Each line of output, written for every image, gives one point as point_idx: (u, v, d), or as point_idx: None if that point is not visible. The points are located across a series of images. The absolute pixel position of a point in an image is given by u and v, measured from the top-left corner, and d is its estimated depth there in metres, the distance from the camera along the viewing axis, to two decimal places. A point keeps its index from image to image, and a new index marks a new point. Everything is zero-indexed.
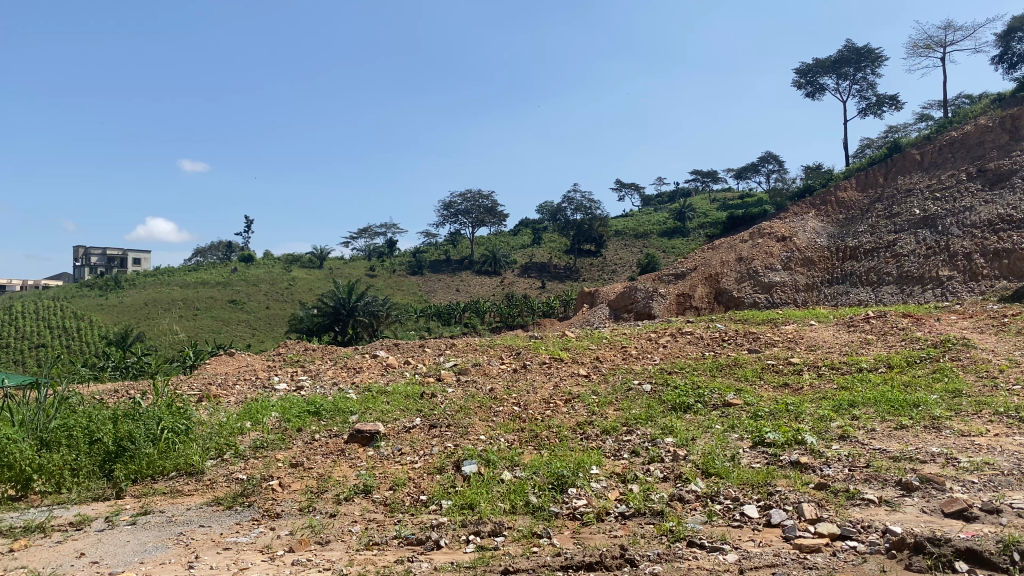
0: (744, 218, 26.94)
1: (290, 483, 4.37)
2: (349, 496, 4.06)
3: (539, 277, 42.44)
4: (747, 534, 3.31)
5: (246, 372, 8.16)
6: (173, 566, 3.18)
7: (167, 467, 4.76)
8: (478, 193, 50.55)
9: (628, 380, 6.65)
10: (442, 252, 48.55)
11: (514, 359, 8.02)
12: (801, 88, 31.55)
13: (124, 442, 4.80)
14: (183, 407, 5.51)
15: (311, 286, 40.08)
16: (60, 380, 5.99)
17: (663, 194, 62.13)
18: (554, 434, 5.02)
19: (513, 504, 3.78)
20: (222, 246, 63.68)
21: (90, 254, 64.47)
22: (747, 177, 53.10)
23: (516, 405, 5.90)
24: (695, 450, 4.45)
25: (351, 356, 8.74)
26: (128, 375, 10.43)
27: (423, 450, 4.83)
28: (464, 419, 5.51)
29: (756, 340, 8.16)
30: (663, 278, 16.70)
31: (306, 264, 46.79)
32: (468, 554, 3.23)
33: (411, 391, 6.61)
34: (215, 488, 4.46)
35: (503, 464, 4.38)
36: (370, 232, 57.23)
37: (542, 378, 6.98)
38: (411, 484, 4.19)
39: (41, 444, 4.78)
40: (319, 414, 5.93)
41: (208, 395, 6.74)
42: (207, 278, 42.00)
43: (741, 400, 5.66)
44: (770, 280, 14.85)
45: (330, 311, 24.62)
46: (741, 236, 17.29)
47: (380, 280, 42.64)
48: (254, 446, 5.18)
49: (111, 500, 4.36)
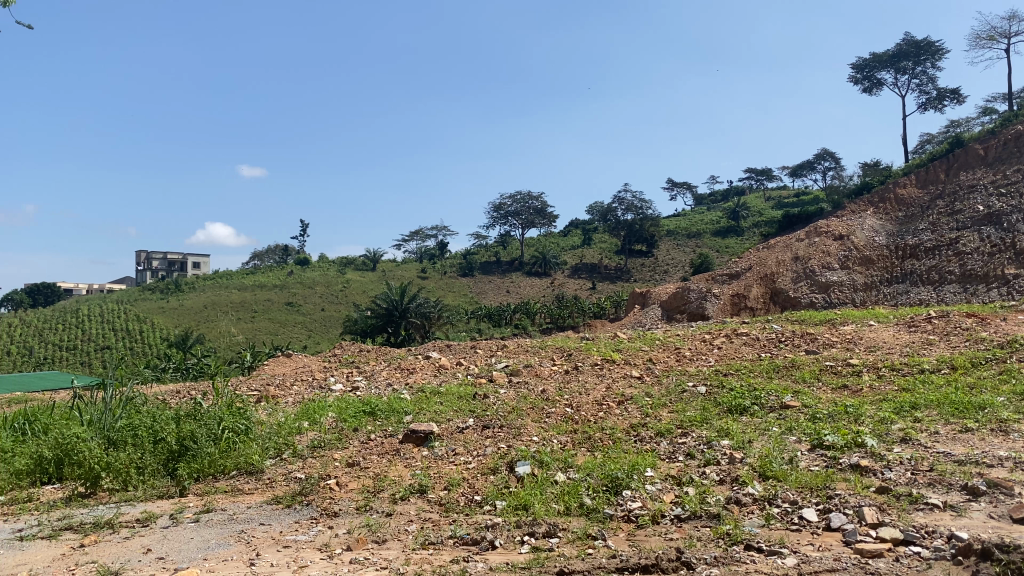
0: (801, 217, 26.48)
1: (346, 483, 4.43)
2: (404, 495, 4.10)
3: (589, 278, 42.33)
4: (806, 538, 3.26)
5: (304, 372, 8.32)
6: (236, 562, 3.25)
7: (228, 466, 4.86)
8: (528, 195, 50.67)
9: (682, 381, 6.64)
10: (492, 253, 48.72)
11: (566, 359, 8.05)
12: (857, 84, 30.88)
13: (187, 442, 4.93)
14: (242, 407, 5.62)
15: (364, 288, 40.60)
16: (124, 381, 6.19)
17: (716, 192, 61.41)
18: (608, 435, 5.01)
19: (567, 505, 3.78)
20: (278, 250, 65.18)
21: (151, 258, 66.96)
22: (803, 175, 52.15)
23: (568, 406, 5.91)
24: (752, 452, 4.39)
25: (405, 357, 8.86)
26: (189, 376, 10.74)
27: (476, 451, 4.86)
28: (517, 420, 5.54)
29: (814, 341, 8.04)
30: (717, 278, 16.50)
31: (359, 266, 47.47)
32: (523, 554, 3.24)
33: (464, 392, 6.64)
34: (274, 487, 4.54)
35: (557, 465, 4.38)
36: (420, 235, 57.63)
37: (594, 379, 6.99)
38: (465, 484, 4.22)
39: (108, 443, 4.97)
40: (374, 414, 6.01)
41: (266, 396, 6.89)
42: (264, 281, 42.85)
43: (799, 401, 5.57)
44: (827, 280, 14.62)
45: (382, 313, 24.90)
46: (796, 235, 17.01)
47: (431, 282, 43.01)
48: (312, 445, 5.27)
49: (174, 498, 4.46)
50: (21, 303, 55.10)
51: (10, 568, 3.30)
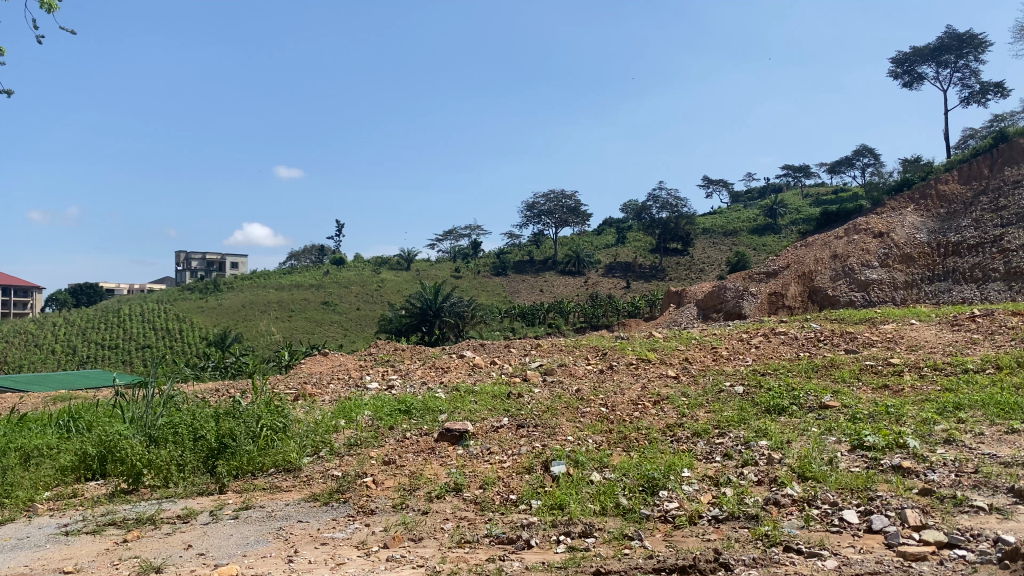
0: (839, 214, 26.13)
1: (382, 481, 4.46)
2: (440, 493, 4.11)
3: (623, 276, 42.15)
4: (846, 540, 3.21)
5: (340, 371, 8.37)
6: (275, 559, 3.29)
7: (267, 463, 4.92)
8: (561, 194, 50.60)
9: (719, 380, 6.57)
10: (526, 253, 48.70)
11: (600, 359, 8.01)
12: (897, 78, 30.36)
13: (226, 439, 4.99)
14: (280, 405, 5.69)
15: (399, 287, 40.85)
16: (165, 380, 6.30)
17: (752, 189, 60.86)
18: (644, 436, 4.97)
19: (603, 505, 3.76)
20: (314, 250, 65.90)
21: (190, 259, 68.20)
22: (842, 172, 51.46)
23: (604, 406, 5.88)
24: (791, 453, 4.34)
25: (439, 356, 8.88)
26: (228, 374, 10.90)
27: (511, 450, 4.85)
28: (552, 419, 5.53)
29: (853, 340, 7.90)
30: (753, 277, 16.33)
31: (393, 266, 47.76)
32: (559, 554, 3.23)
33: (498, 391, 6.63)
34: (312, 485, 4.59)
35: (592, 465, 4.36)
36: (453, 234, 57.83)
37: (629, 379, 6.94)
38: (500, 483, 4.21)
39: (150, 441, 5.06)
40: (409, 412, 6.04)
41: (304, 394, 6.96)
42: (301, 281, 43.35)
43: (838, 401, 5.48)
44: (867, 278, 14.39)
45: (417, 312, 25.03)
46: (835, 232, 16.77)
47: (465, 281, 43.14)
48: (348, 444, 5.31)
49: (214, 494, 4.52)
50: (65, 303, 56.41)
51: (57, 562, 3.37)
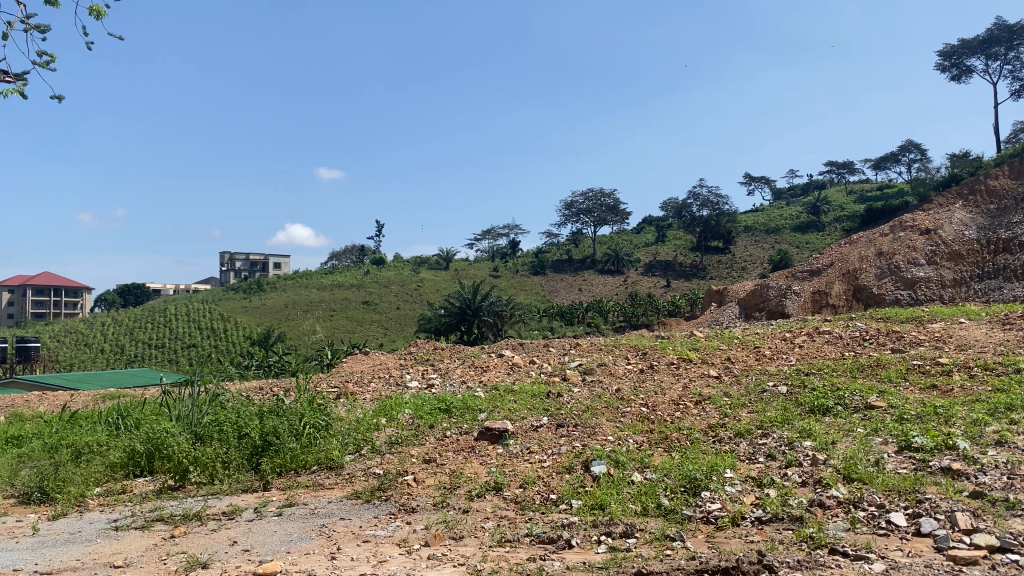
0: (885, 211, 25.67)
1: (423, 479, 4.49)
2: (480, 492, 4.12)
3: (663, 275, 41.86)
4: (894, 543, 3.15)
5: (381, 370, 8.44)
6: (317, 556, 3.32)
7: (309, 461, 4.97)
8: (600, 192, 50.41)
9: (762, 380, 6.48)
10: (565, 251, 48.62)
11: (640, 359, 7.94)
12: (944, 72, 29.72)
13: (270, 437, 5.06)
14: (322, 403, 5.75)
15: (438, 286, 41.05)
16: (211, 378, 6.42)
17: (795, 185, 60.11)
18: (685, 436, 4.93)
19: (644, 505, 3.74)
20: (354, 250, 66.59)
21: (234, 259, 69.46)
22: (887, 168, 50.57)
23: (644, 406, 5.84)
24: (836, 453, 4.26)
25: (478, 355, 8.89)
26: (272, 373, 11.06)
27: (550, 450, 4.84)
28: (591, 419, 5.50)
29: (900, 340, 7.73)
30: (797, 275, 16.11)
31: (433, 266, 47.99)
32: (601, 554, 3.22)
33: (537, 390, 6.63)
34: (354, 482, 4.63)
35: (633, 465, 4.34)
36: (492, 233, 58.01)
37: (670, 379, 6.89)
38: (540, 482, 4.21)
39: (195, 438, 5.17)
40: (449, 411, 6.06)
41: (345, 393, 7.03)
42: (342, 280, 43.83)
43: (885, 402, 5.38)
44: (913, 276, 14.10)
45: (456, 312, 25.13)
46: (880, 230, 16.48)
47: (504, 280, 43.21)
48: (389, 442, 5.35)
49: (258, 491, 4.59)
50: (113, 303, 57.78)
51: (107, 557, 3.44)
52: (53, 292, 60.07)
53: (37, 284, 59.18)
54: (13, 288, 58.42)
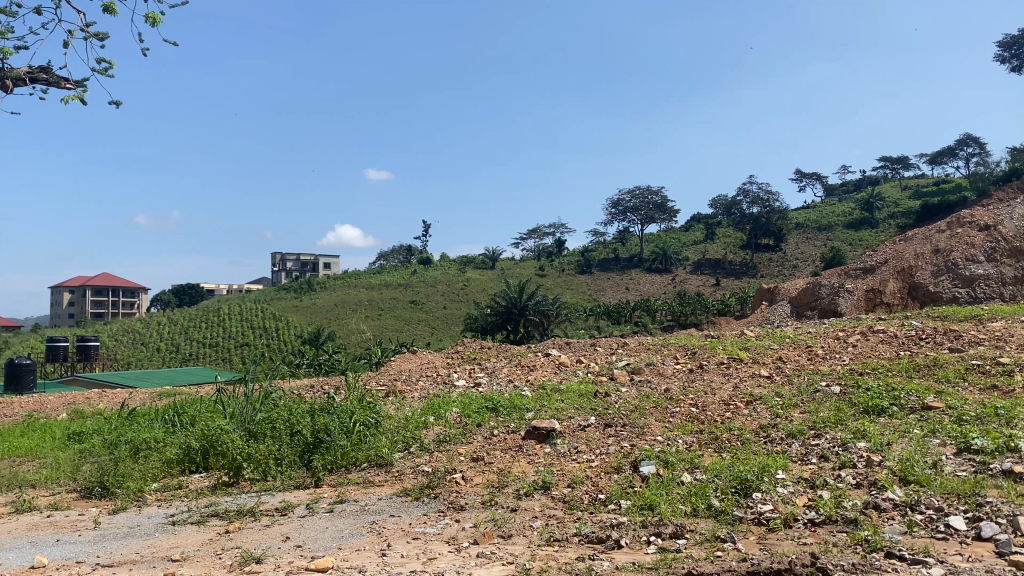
0: (942, 206, 25.06)
1: (472, 477, 4.51)
2: (529, 491, 4.12)
3: (712, 273, 41.39)
4: (953, 548, 3.07)
5: (428, 368, 8.50)
6: (368, 552, 3.36)
7: (359, 458, 5.02)
8: (647, 190, 50.05)
9: (814, 380, 6.36)
10: (612, 250, 48.39)
11: (689, 359, 7.86)
12: (1004, 63, 28.85)
13: (321, 435, 5.14)
14: (372, 401, 5.83)
15: (485, 286, 41.17)
16: (264, 376, 6.54)
17: (847, 182, 59.04)
18: (736, 437, 4.86)
19: (694, 506, 3.70)
20: (402, 250, 67.26)
21: (285, 260, 70.71)
22: (943, 163, 49.35)
23: (693, 406, 5.78)
24: (892, 455, 4.17)
25: (525, 354, 8.90)
26: (322, 371, 11.21)
27: (598, 450, 4.82)
28: (640, 419, 5.47)
29: (959, 339, 7.52)
30: (850, 273, 15.81)
31: (479, 265, 48.16)
32: (650, 554, 3.20)
33: (584, 390, 6.61)
34: (403, 480, 4.67)
35: (682, 466, 4.29)
36: (538, 233, 58.04)
37: (720, 378, 6.80)
38: (588, 482, 4.20)
39: (249, 434, 5.28)
40: (497, 410, 6.08)
41: (394, 391, 7.09)
42: (390, 280, 44.26)
43: (942, 403, 5.24)
44: (972, 273, 13.71)
45: (502, 311, 25.19)
46: (937, 226, 16.08)
47: (550, 279, 43.15)
48: (438, 439, 5.39)
49: (310, 488, 4.66)
50: (168, 303, 59.28)
51: (165, 550, 3.53)
52: (111, 292, 61.77)
53: (96, 284, 61.02)
54: (74, 288, 60.35)
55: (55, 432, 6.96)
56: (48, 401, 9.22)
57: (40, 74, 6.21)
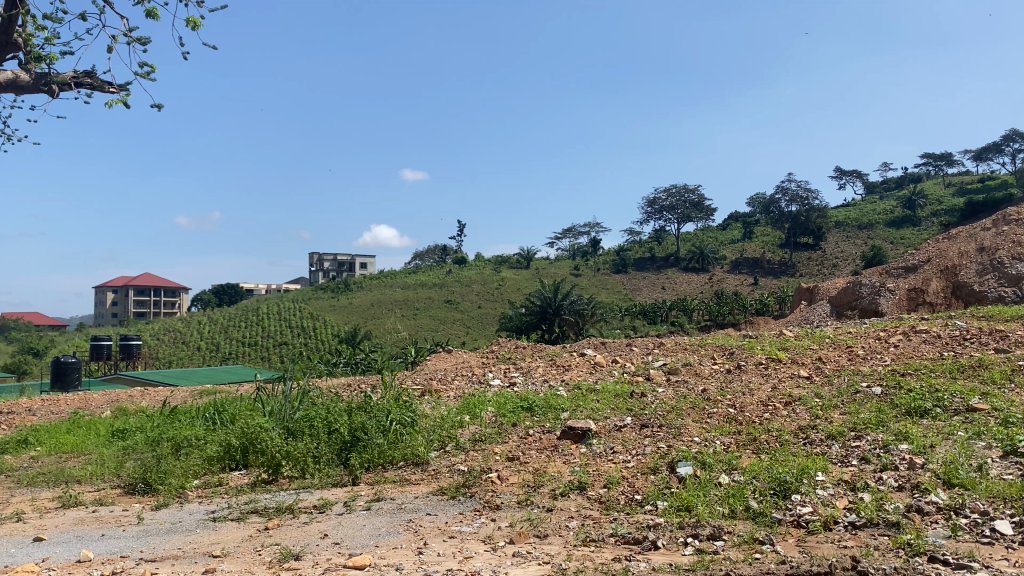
0: (987, 203, 24.53)
1: (507, 476, 4.52)
2: (565, 491, 4.12)
3: (750, 273, 40.95)
4: (1000, 553, 3.00)
5: (464, 368, 8.53)
6: (405, 550, 3.38)
7: (396, 457, 5.05)
8: (683, 188, 49.69)
9: (855, 381, 6.26)
10: (647, 249, 48.11)
11: (727, 359, 7.80)
12: None
13: (358, 433, 5.18)
14: (408, 401, 5.87)
15: (519, 286, 41.18)
16: (302, 375, 6.61)
17: (889, 179, 58.11)
18: (775, 438, 4.81)
19: (732, 508, 3.67)
20: (437, 250, 67.58)
21: (322, 261, 71.40)
22: (989, 159, 48.33)
23: (731, 407, 5.72)
24: (935, 458, 4.09)
25: (561, 354, 8.89)
26: (359, 370, 11.28)
27: (635, 451, 4.80)
28: (677, 420, 5.43)
29: (1006, 339, 7.36)
30: (892, 272, 15.55)
31: (514, 265, 48.20)
32: (687, 556, 3.18)
33: (621, 390, 6.59)
34: (439, 479, 4.69)
35: (720, 467, 4.25)
36: (572, 233, 57.93)
37: (758, 379, 6.73)
38: (625, 483, 4.19)
39: (288, 433, 5.34)
40: (532, 410, 6.08)
41: (430, 390, 7.13)
42: (426, 279, 44.47)
43: (988, 404, 5.13)
44: (1018, 271, 13.40)
45: (537, 310, 25.20)
46: (982, 224, 15.73)
47: (585, 279, 43.03)
48: (473, 439, 5.41)
49: (347, 486, 4.70)
50: (208, 303, 60.30)
51: (206, 546, 3.59)
52: (153, 292, 62.92)
53: (138, 284, 62.31)
54: (117, 288, 61.63)
55: (100, 429, 7.11)
56: (93, 399, 9.42)
57: (85, 78, 6.35)
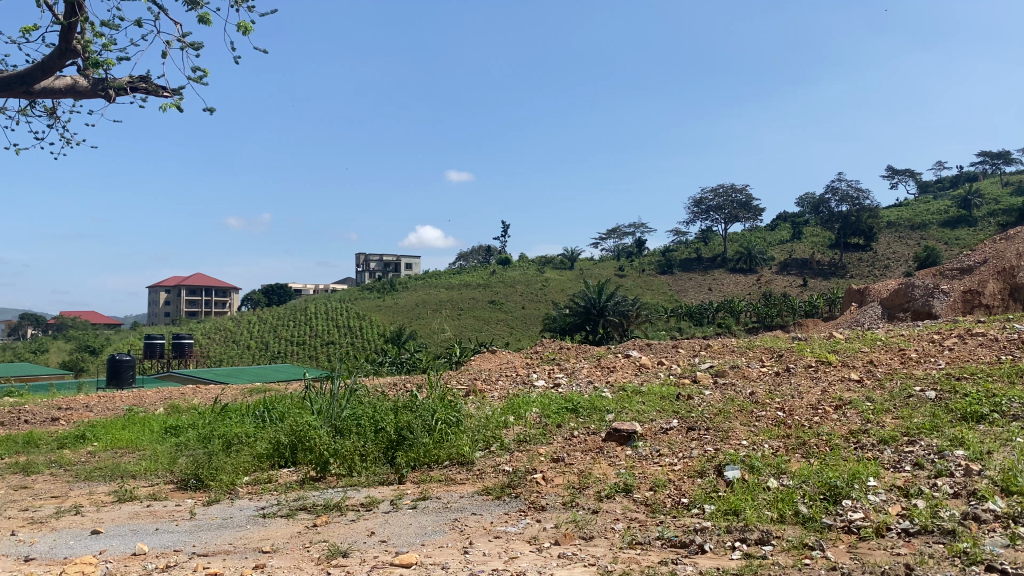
0: None
1: (553, 477, 4.52)
2: (610, 493, 4.10)
3: (799, 273, 40.31)
4: None
5: (507, 368, 8.54)
6: (450, 549, 3.40)
7: (441, 456, 5.08)
8: (730, 188, 49.12)
9: (908, 385, 6.12)
10: (693, 249, 47.64)
11: (775, 361, 7.68)
12: None
13: (404, 432, 5.23)
14: (454, 400, 5.90)
15: (563, 286, 41.13)
16: (349, 374, 6.70)
17: (943, 179, 56.80)
18: (824, 442, 4.73)
19: (782, 512, 3.62)
20: (482, 250, 67.85)
21: (368, 262, 72.20)
22: None
23: (780, 410, 5.64)
24: (992, 464, 3.98)
25: (605, 355, 8.86)
26: (404, 370, 11.37)
27: (681, 453, 4.76)
28: (724, 423, 5.36)
29: None
30: (946, 273, 15.22)
31: (557, 265, 48.16)
32: (735, 560, 3.14)
33: (667, 392, 6.53)
34: (484, 478, 4.71)
35: (769, 471, 4.19)
36: (617, 233, 57.70)
37: (808, 382, 6.61)
38: (671, 485, 4.15)
39: (335, 431, 5.42)
40: (577, 411, 6.07)
41: (474, 390, 7.16)
42: (471, 280, 44.58)
43: None
44: None
45: (581, 311, 25.12)
46: None
47: (630, 280, 42.81)
48: (518, 439, 5.42)
49: (393, 485, 4.74)
50: (258, 303, 61.47)
51: (257, 541, 3.65)
52: (204, 292, 64.32)
53: (190, 284, 63.74)
54: (170, 288, 63.09)
55: (153, 425, 7.30)
56: (147, 396, 9.66)
57: (140, 83, 6.50)
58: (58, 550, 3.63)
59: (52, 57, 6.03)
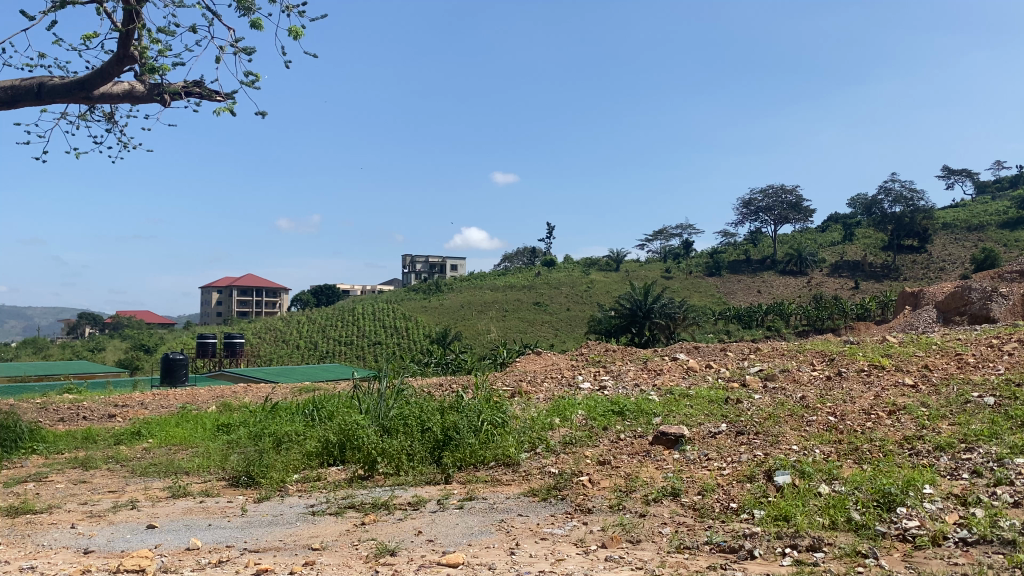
0: None
1: (599, 480, 4.49)
2: (658, 497, 4.08)
3: (851, 276, 39.54)
4: None
5: (553, 370, 8.52)
6: (497, 550, 3.41)
7: (488, 456, 5.11)
8: (781, 188, 48.32)
9: (965, 391, 5.95)
10: (741, 251, 47.04)
11: (827, 365, 7.54)
12: None
13: (450, 432, 5.26)
14: (499, 401, 5.92)
15: (609, 288, 40.95)
16: (395, 374, 6.76)
17: (1002, 179, 55.25)
18: (877, 448, 4.63)
19: (833, 519, 3.55)
20: (527, 252, 67.86)
21: (415, 263, 72.77)
22: None
23: (831, 415, 5.53)
24: None
25: (652, 358, 8.80)
26: (450, 370, 11.41)
27: (729, 458, 4.70)
28: (774, 428, 5.28)
29: None
30: (1005, 276, 14.79)
31: (603, 267, 47.95)
32: (785, 567, 3.09)
33: (715, 395, 6.46)
34: (531, 480, 4.71)
35: (820, 477, 4.12)
36: (664, 234, 57.25)
37: (860, 387, 6.47)
38: (720, 490, 4.10)
39: (383, 430, 5.47)
40: (623, 414, 6.04)
41: (520, 392, 7.17)
42: (517, 281, 44.63)
43: None
44: None
45: (627, 313, 24.96)
46: None
47: (676, 282, 42.43)
48: (564, 441, 5.41)
49: (439, 484, 4.77)
50: (308, 303, 62.37)
51: (306, 539, 3.70)
52: (255, 293, 65.50)
53: (242, 284, 64.97)
54: (223, 288, 64.35)
55: (206, 423, 7.45)
56: (200, 394, 9.85)
57: (194, 87, 6.64)
58: (116, 544, 3.72)
59: (111, 63, 6.19)
